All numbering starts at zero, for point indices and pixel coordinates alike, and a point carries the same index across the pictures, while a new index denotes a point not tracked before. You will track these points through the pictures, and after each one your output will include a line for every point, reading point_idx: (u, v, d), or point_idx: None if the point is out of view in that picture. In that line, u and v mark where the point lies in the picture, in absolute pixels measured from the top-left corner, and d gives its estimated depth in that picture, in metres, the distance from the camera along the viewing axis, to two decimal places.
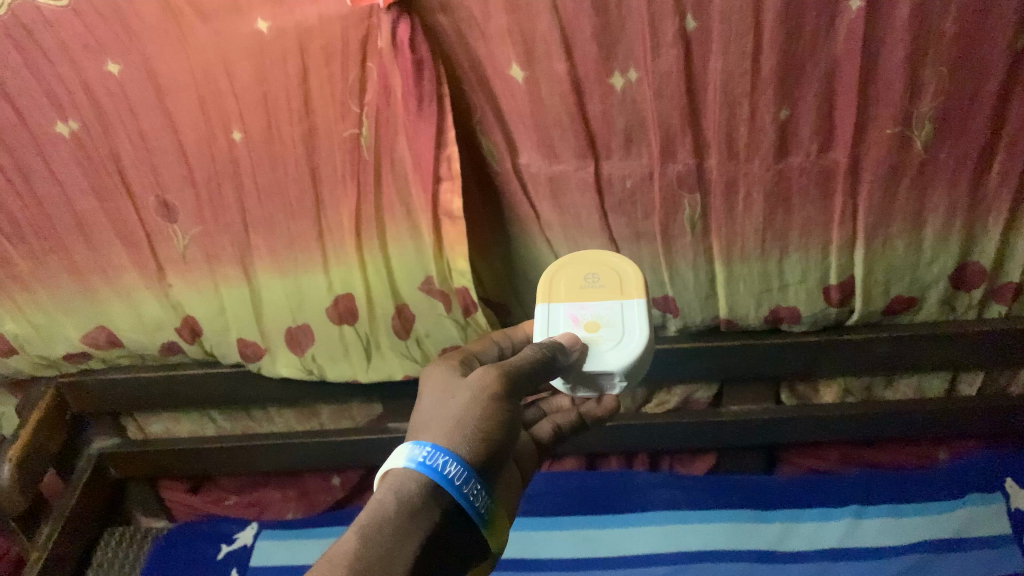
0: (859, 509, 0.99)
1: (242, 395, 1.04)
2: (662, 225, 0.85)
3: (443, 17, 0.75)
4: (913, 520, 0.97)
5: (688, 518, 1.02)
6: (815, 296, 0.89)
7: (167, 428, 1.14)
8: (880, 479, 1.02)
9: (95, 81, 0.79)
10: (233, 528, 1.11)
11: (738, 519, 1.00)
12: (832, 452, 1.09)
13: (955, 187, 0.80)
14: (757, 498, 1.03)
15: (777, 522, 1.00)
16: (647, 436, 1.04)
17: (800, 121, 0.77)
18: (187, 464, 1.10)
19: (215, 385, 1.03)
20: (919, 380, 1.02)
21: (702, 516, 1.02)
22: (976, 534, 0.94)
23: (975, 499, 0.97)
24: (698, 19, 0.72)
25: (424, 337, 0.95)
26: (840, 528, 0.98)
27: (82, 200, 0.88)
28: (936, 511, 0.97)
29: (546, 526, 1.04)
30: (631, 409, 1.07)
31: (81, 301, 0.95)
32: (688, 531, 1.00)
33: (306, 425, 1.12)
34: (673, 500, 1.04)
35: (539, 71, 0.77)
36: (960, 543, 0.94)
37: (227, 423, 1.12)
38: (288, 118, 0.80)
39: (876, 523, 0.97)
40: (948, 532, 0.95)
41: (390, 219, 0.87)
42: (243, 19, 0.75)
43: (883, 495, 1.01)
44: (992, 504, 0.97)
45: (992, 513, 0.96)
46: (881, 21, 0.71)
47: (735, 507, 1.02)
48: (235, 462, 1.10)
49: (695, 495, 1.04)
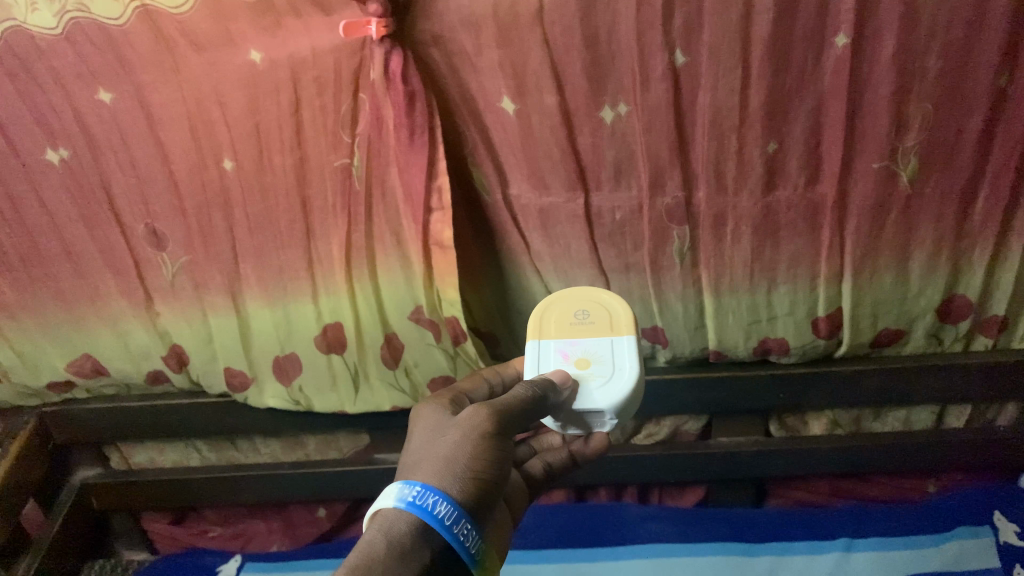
0: (848, 542, 0.99)
1: (227, 426, 1.03)
2: (651, 257, 0.85)
3: (435, 49, 0.76)
4: (902, 554, 0.97)
5: (675, 550, 1.01)
6: (803, 328, 0.89)
7: (150, 458, 1.13)
8: (869, 514, 1.02)
9: (86, 109, 0.80)
10: (217, 561, 1.09)
11: (727, 552, 1.00)
12: (821, 486, 1.10)
13: (941, 221, 0.81)
14: (747, 532, 1.02)
15: (766, 555, 0.99)
16: (635, 471, 1.04)
17: (789, 155, 0.78)
18: (170, 495, 1.09)
19: (201, 417, 1.02)
20: (907, 413, 1.03)
21: (691, 549, 1.01)
22: (965, 568, 0.94)
23: (964, 531, 0.97)
24: (687, 54, 0.73)
25: (413, 367, 0.94)
26: (827, 562, 0.97)
27: (71, 227, 0.87)
28: (924, 544, 0.97)
29: (535, 560, 1.03)
30: (620, 440, 1.07)
31: (66, 330, 0.94)
32: (677, 565, 0.99)
33: (291, 455, 1.11)
34: (662, 533, 1.03)
35: (530, 104, 0.77)
36: None
37: (212, 453, 1.11)
38: (279, 149, 0.81)
39: (865, 557, 0.97)
40: (937, 567, 0.94)
41: (381, 250, 0.87)
42: (236, 51, 0.76)
43: (872, 529, 1.00)
44: (981, 537, 0.96)
45: (980, 547, 0.95)
46: (865, 58, 0.72)
47: (724, 541, 1.01)
48: (218, 493, 1.08)
49: (684, 528, 1.04)
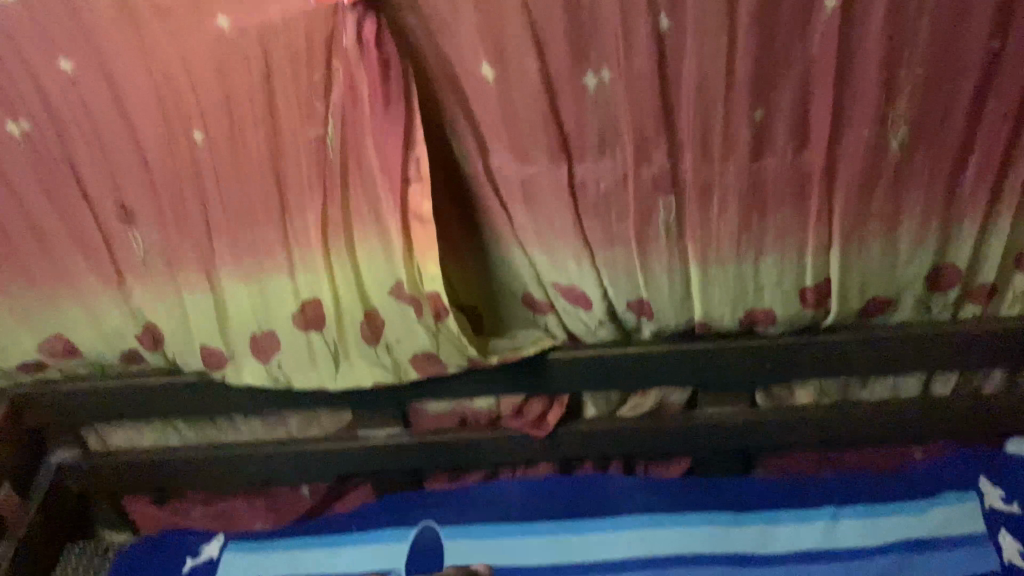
0: (835, 510, 1.02)
1: (206, 407, 1.01)
2: (638, 229, 0.83)
3: (412, 15, 0.74)
4: (888, 520, 1.01)
5: (663, 522, 1.03)
6: (791, 298, 0.88)
7: (129, 438, 1.08)
8: (857, 480, 1.05)
9: (47, 80, 0.76)
10: (199, 540, 1.09)
11: (716, 522, 1.02)
12: (808, 455, 1.10)
13: (930, 188, 0.79)
14: (736, 501, 1.04)
15: (755, 525, 1.02)
16: (623, 444, 1.04)
17: (776, 122, 0.76)
18: (150, 477, 1.07)
19: (179, 398, 1.00)
20: (894, 380, 1.02)
21: (680, 520, 1.03)
22: (951, 533, 0.98)
23: (950, 498, 1.01)
24: (672, 18, 0.71)
25: (395, 344, 0.92)
26: (815, 531, 1.01)
27: (36, 203, 0.84)
28: (910, 510, 1.01)
29: (522, 532, 1.04)
30: (606, 412, 1.04)
31: (35, 309, 0.92)
32: (665, 535, 1.01)
33: (273, 433, 1.08)
34: (650, 504, 1.05)
35: (511, 71, 0.75)
36: (935, 543, 0.98)
37: (192, 433, 1.08)
38: (251, 120, 0.78)
39: (852, 524, 1.01)
40: (924, 533, 0.99)
41: (360, 225, 0.85)
42: (202, 18, 0.73)
43: (861, 495, 1.03)
44: (967, 503, 1.00)
45: (966, 512, 0.99)
46: (855, 20, 0.71)
47: (713, 510, 1.04)
48: (199, 474, 1.07)
49: (672, 498, 1.05)
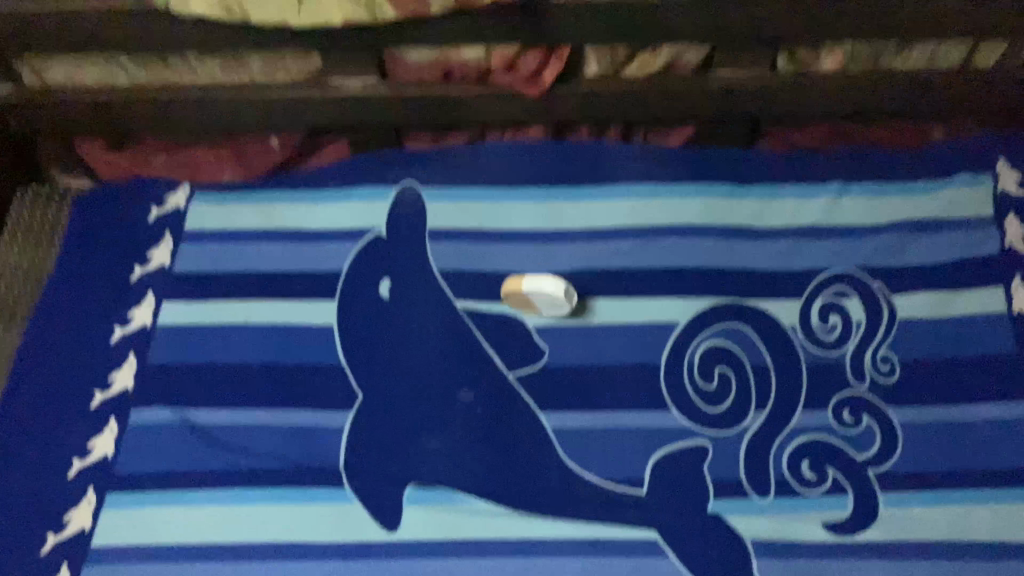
0: (842, 186, 0.99)
1: (152, 42, 0.87)
2: None
3: None
4: (894, 198, 0.99)
5: (658, 192, 0.98)
6: None
7: (71, 75, 0.95)
8: (869, 155, 1.01)
9: None
10: (162, 189, 1.04)
11: (713, 195, 0.98)
12: (821, 128, 1.03)
13: None
14: (738, 171, 1.00)
15: (755, 198, 0.98)
16: (625, 107, 0.95)
17: None
18: (102, 119, 0.98)
19: (118, 30, 0.86)
20: (935, 48, 0.91)
21: (677, 190, 0.98)
22: (958, 216, 0.97)
23: (961, 182, 0.99)
24: None
25: None
26: (817, 205, 0.98)
27: None
28: (919, 190, 0.99)
29: (509, 196, 0.99)
30: (608, 71, 0.92)
31: None
32: (658, 205, 0.98)
33: (234, 78, 0.94)
34: (645, 172, 0.99)
35: None
36: (939, 225, 0.97)
37: (142, 72, 0.94)
38: None
39: (857, 201, 0.98)
40: (929, 216, 0.97)
41: None
42: None
43: (871, 173, 1.00)
44: (980, 184, 0.99)
45: (977, 194, 0.98)
46: None
47: (712, 181, 0.99)
48: (157, 119, 0.97)
49: (670, 167, 1.00)
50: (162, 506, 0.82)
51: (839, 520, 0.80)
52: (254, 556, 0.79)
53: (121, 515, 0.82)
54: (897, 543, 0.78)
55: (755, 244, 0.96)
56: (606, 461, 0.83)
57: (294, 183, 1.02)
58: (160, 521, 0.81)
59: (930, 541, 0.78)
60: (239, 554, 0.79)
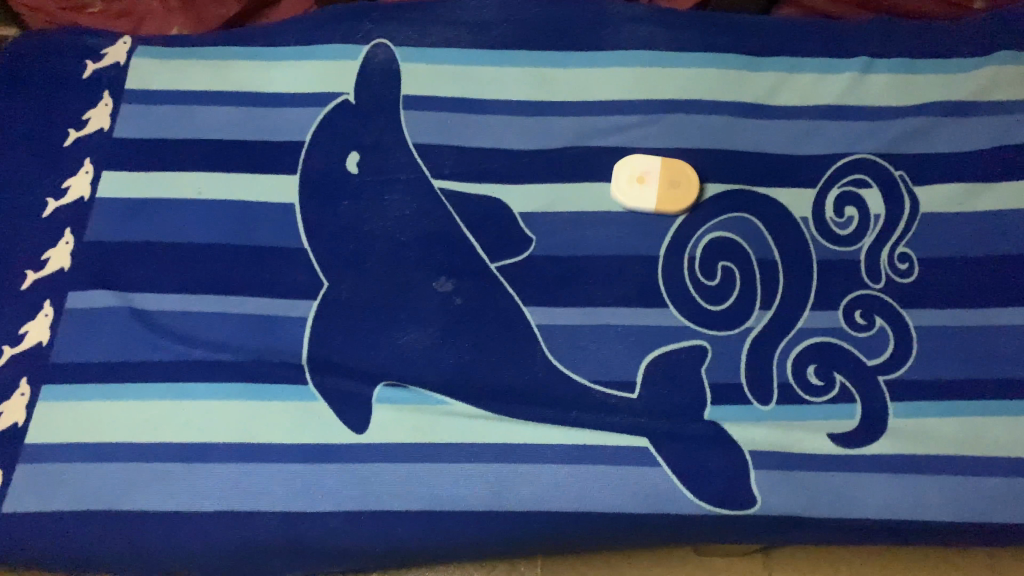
0: (869, 60, 0.88)
1: None
2: None
3: None
4: (927, 76, 0.88)
5: (664, 61, 0.87)
6: None
7: None
8: (900, 27, 0.90)
9: None
10: (102, 43, 0.92)
11: (725, 66, 0.87)
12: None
13: None
14: (754, 40, 0.89)
15: (771, 71, 0.88)
16: None
17: None
18: None
19: None
20: None
21: (684, 60, 0.87)
22: (996, 97, 0.87)
23: (1001, 58, 0.88)
24: None
25: None
26: (841, 82, 0.88)
27: None
28: (954, 68, 0.88)
29: (495, 61, 0.87)
30: None
31: None
32: (664, 76, 0.87)
33: None
34: (651, 38, 0.88)
35: None
36: (974, 107, 0.87)
37: None
38: None
39: (884, 78, 0.88)
40: (964, 95, 0.87)
41: None
42: None
43: (902, 46, 0.89)
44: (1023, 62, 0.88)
45: (1020, 74, 0.88)
46: None
47: (724, 51, 0.88)
48: None
49: (678, 33, 0.88)
50: (105, 401, 0.74)
51: (843, 429, 0.74)
52: (208, 455, 0.72)
53: (60, 408, 0.74)
54: (904, 456, 0.73)
55: (769, 123, 0.86)
56: (595, 360, 0.76)
57: (250, 38, 0.90)
58: (103, 416, 0.74)
59: (940, 454, 0.73)
60: (191, 453, 0.72)
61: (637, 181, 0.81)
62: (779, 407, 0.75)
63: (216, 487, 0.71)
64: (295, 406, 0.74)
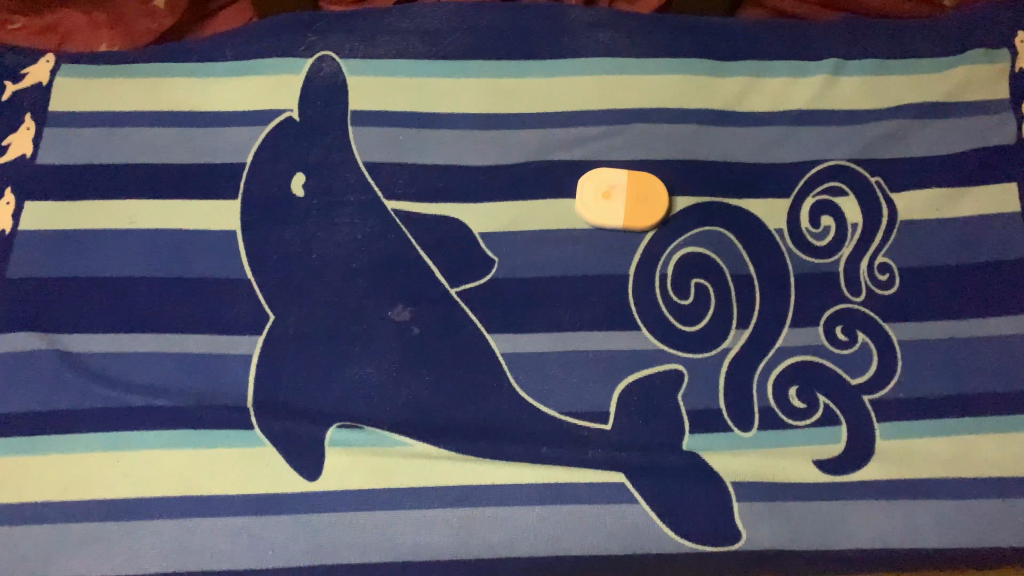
0: (839, 62, 0.84)
1: None
2: None
3: None
4: (899, 78, 0.84)
5: (627, 68, 0.83)
6: None
7: None
8: (870, 26, 0.86)
9: None
10: (22, 62, 0.85)
11: (691, 72, 0.83)
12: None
13: None
14: (720, 43, 0.84)
15: (739, 76, 0.83)
16: None
17: None
18: None
19: None
20: None
21: (647, 66, 0.83)
22: (968, 99, 0.84)
23: (974, 56, 0.85)
24: None
25: None
26: (812, 86, 0.83)
27: None
28: (926, 68, 0.85)
29: (447, 72, 0.82)
30: None
31: None
32: (627, 84, 0.82)
33: None
34: (612, 44, 0.83)
35: None
36: (947, 109, 0.84)
37: None
38: None
39: (855, 80, 0.84)
40: (937, 98, 0.84)
41: None
42: None
43: (873, 46, 0.85)
44: (996, 62, 0.85)
45: (993, 74, 0.85)
46: None
47: (689, 56, 0.83)
48: None
49: (641, 38, 0.84)
50: (31, 455, 0.68)
51: (828, 455, 0.70)
52: (145, 511, 0.66)
53: None
54: (893, 480, 0.69)
55: (738, 131, 0.82)
56: (565, 390, 0.71)
57: (183, 51, 0.83)
58: (29, 472, 0.67)
59: (930, 477, 0.69)
60: (126, 509, 0.66)
61: (602, 197, 0.76)
62: (760, 433, 0.70)
63: (154, 546, 0.65)
64: (241, 453, 0.68)
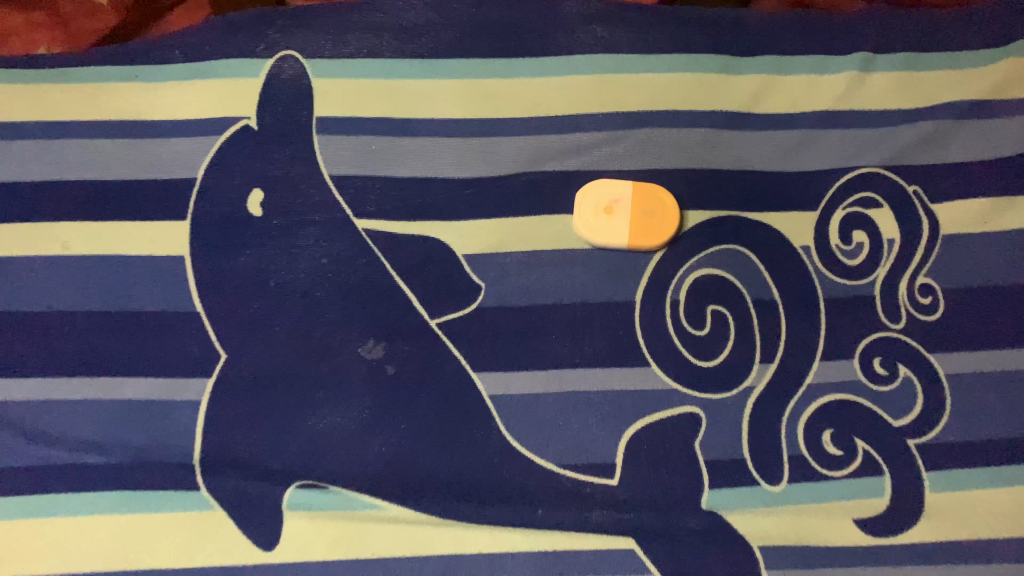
0: (870, 56, 0.74)
1: None
2: None
3: None
4: (937, 73, 0.74)
5: (630, 65, 0.73)
6: None
7: None
8: (904, 14, 0.76)
9: None
10: None
11: (702, 69, 0.73)
12: None
13: None
14: (735, 36, 0.74)
15: (756, 73, 0.73)
16: None
17: None
18: None
19: None
20: None
21: (653, 63, 0.73)
22: (1015, 96, 0.74)
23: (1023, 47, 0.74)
24: None
25: None
26: (839, 83, 0.74)
27: None
28: (968, 62, 0.74)
29: (425, 73, 0.72)
30: None
31: None
32: (629, 84, 0.72)
33: None
34: (612, 39, 0.73)
35: None
36: (990, 108, 0.74)
37: None
38: None
39: (888, 77, 0.74)
40: (979, 96, 0.74)
41: None
42: None
43: (908, 37, 0.75)
44: None
45: None
46: None
47: (700, 51, 0.73)
48: None
49: (645, 31, 0.74)
50: None
51: (869, 514, 0.60)
52: None
53: None
54: (944, 542, 0.59)
55: (755, 136, 0.72)
56: (563, 438, 0.61)
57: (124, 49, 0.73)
58: None
59: (987, 537, 0.60)
60: None
61: (603, 213, 0.67)
62: (790, 487, 0.61)
63: None
64: (187, 520, 0.58)
